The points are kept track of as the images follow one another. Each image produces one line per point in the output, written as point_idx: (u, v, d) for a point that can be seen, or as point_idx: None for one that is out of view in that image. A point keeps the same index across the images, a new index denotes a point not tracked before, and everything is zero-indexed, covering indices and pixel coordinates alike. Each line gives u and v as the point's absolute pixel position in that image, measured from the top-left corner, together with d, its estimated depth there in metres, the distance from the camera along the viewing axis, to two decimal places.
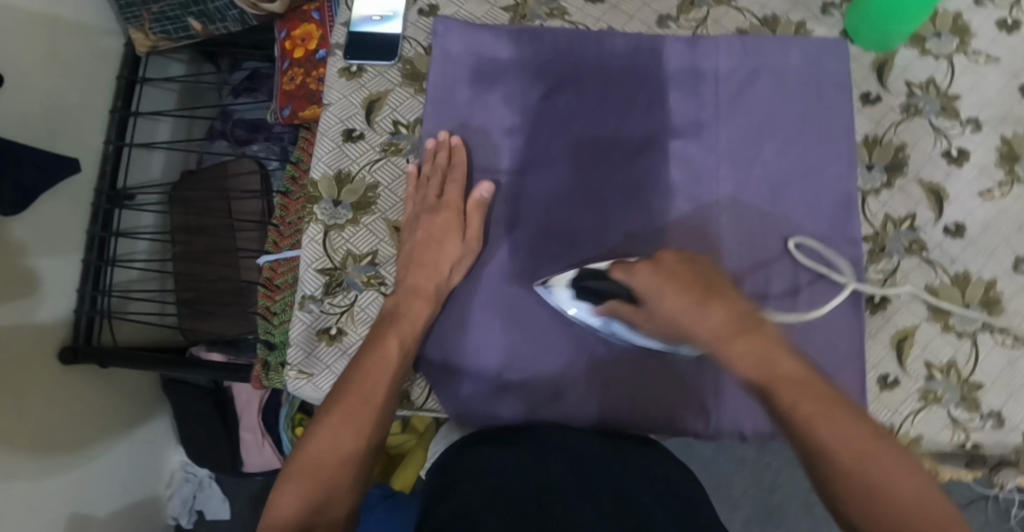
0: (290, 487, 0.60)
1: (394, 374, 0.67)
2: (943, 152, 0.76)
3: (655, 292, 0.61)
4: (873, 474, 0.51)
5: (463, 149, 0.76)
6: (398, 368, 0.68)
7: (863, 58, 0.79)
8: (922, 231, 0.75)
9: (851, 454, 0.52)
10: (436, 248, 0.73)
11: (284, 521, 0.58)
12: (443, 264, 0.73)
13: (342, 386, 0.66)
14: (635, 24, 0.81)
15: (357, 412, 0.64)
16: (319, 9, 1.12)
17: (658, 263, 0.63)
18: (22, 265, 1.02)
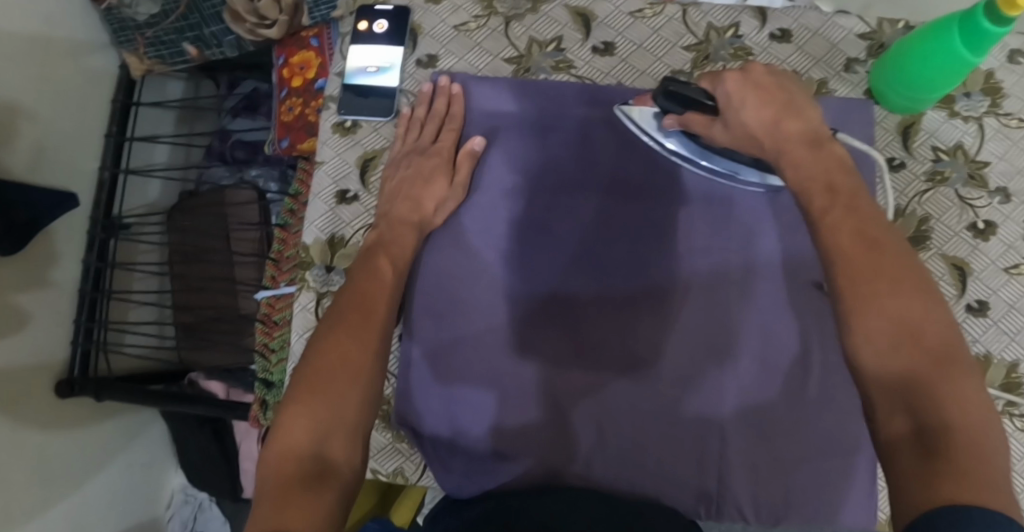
0: (299, 409, 0.58)
1: (388, 292, 0.68)
2: (968, 224, 0.72)
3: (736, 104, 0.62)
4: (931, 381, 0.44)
5: (462, 99, 0.76)
6: (392, 290, 0.69)
7: (889, 120, 0.74)
8: (943, 310, 0.71)
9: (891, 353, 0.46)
10: (420, 189, 0.73)
11: (294, 444, 0.56)
12: (427, 201, 0.73)
13: (340, 303, 0.66)
14: (646, 79, 0.76)
15: (360, 326, 0.64)
16: (318, 36, 1.07)
17: (748, 74, 0.62)
18: (14, 301, 0.99)
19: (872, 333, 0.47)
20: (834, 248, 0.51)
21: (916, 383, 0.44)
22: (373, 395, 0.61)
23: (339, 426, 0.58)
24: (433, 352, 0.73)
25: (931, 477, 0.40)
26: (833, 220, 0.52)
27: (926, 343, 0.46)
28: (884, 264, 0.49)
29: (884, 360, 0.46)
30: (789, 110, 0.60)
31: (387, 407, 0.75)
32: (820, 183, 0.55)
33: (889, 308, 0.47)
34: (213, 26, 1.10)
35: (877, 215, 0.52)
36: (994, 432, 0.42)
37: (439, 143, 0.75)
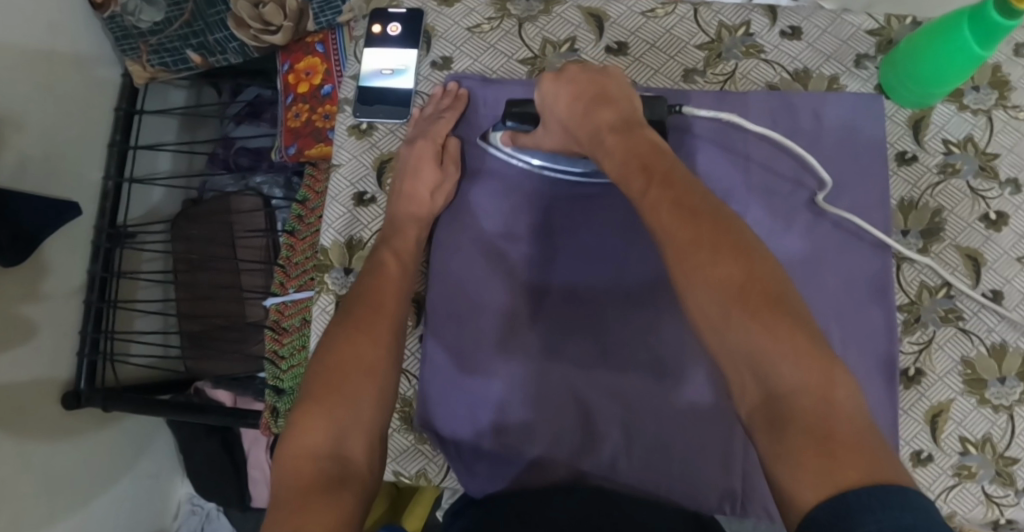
0: (317, 413, 0.57)
1: (402, 284, 0.69)
2: (980, 215, 0.73)
3: (554, 98, 0.67)
4: (771, 350, 0.47)
5: (466, 99, 0.76)
6: (405, 282, 0.69)
7: (899, 115, 0.75)
8: (958, 300, 0.72)
9: (735, 327, 0.48)
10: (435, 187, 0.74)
11: (312, 448, 0.55)
12: (427, 195, 0.73)
13: (355, 298, 0.67)
14: (660, 78, 0.77)
15: (373, 323, 0.64)
16: (323, 41, 1.09)
17: (560, 75, 0.67)
18: (18, 314, 0.99)
19: (705, 305, 0.50)
20: (664, 231, 0.53)
21: (758, 353, 0.47)
22: (390, 393, 0.62)
23: (355, 426, 0.58)
24: (454, 354, 0.73)
25: (795, 453, 0.44)
26: (654, 211, 0.54)
27: (755, 311, 0.48)
28: (703, 236, 0.51)
29: (727, 333, 0.49)
30: (603, 97, 0.64)
31: (408, 408, 0.74)
32: (636, 164, 0.58)
33: (717, 277, 0.50)
34: (217, 32, 1.09)
35: (690, 183, 0.55)
36: (840, 389, 0.46)
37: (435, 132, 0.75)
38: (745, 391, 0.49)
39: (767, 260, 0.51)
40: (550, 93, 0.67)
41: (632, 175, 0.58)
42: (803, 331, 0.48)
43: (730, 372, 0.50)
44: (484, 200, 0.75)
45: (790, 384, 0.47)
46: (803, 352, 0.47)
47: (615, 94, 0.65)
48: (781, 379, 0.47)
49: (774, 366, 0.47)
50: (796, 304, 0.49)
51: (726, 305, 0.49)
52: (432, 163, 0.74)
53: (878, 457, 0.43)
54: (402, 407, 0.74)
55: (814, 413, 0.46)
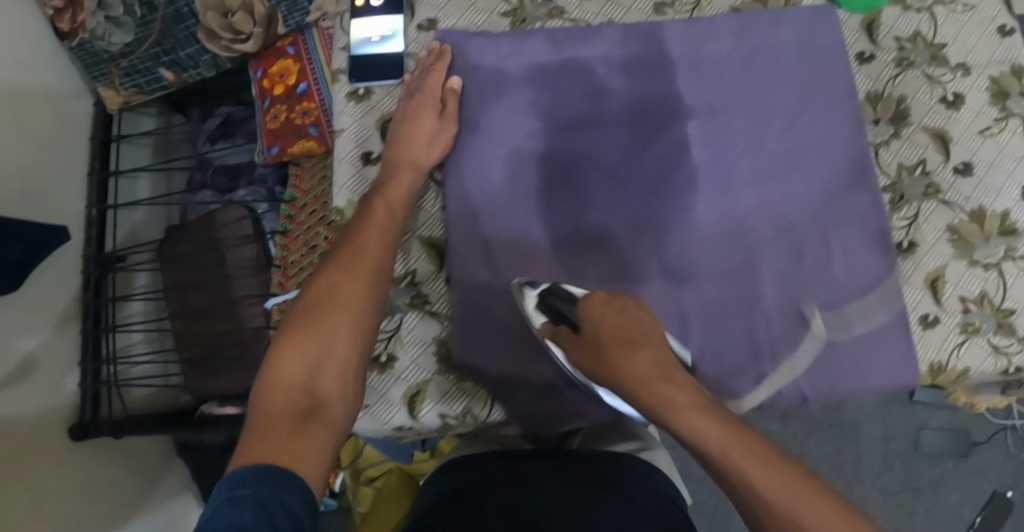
0: (293, 348, 0.59)
1: (387, 232, 0.70)
2: (940, 98, 0.80)
3: (594, 317, 0.64)
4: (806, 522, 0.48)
5: (451, 54, 0.80)
6: (390, 230, 0.71)
7: (852, 21, 0.82)
8: (935, 175, 0.78)
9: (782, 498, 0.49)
10: (424, 132, 0.76)
11: (287, 378, 0.57)
12: (420, 140, 0.76)
13: (338, 245, 0.69)
14: (633, 14, 0.83)
15: (356, 268, 0.66)
16: (294, 44, 1.12)
17: (610, 296, 0.65)
18: (14, 348, 0.97)
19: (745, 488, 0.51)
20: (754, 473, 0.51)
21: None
22: (369, 335, 0.63)
23: (330, 361, 0.60)
24: (482, 290, 0.75)
25: None
26: (745, 465, 0.51)
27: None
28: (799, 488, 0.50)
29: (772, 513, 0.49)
30: (630, 338, 0.62)
31: (444, 350, 0.75)
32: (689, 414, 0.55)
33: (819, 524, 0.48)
34: (188, 47, 1.12)
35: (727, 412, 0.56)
36: None
37: (427, 85, 0.79)
38: None
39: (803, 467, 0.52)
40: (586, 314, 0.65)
41: (733, 454, 0.52)
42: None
43: None
44: (485, 142, 0.78)
45: None
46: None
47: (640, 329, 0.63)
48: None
49: None
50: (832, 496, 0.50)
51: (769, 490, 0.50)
52: (429, 114, 0.77)
53: None
54: (438, 348, 0.75)
55: None
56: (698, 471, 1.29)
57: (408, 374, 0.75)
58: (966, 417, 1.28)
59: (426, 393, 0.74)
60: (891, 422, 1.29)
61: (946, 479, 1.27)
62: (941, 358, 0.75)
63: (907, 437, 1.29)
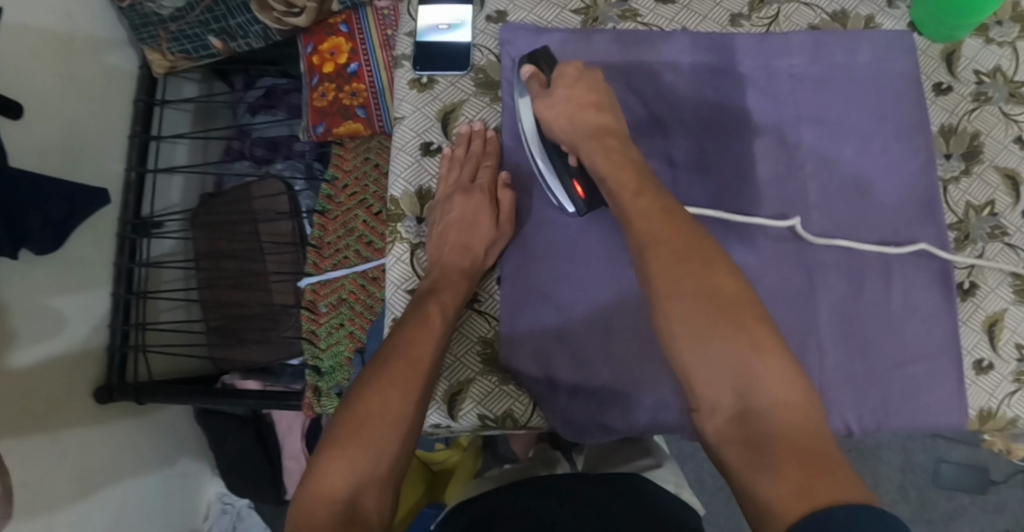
0: (338, 458, 0.57)
1: (437, 341, 0.67)
2: (1015, 138, 0.78)
3: (576, 90, 0.70)
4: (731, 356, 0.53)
5: (496, 141, 0.78)
6: (441, 336, 0.68)
7: (931, 50, 0.80)
8: (1002, 217, 0.76)
9: (690, 317, 0.55)
10: (470, 228, 0.73)
11: (331, 492, 0.56)
12: (476, 244, 0.73)
13: (388, 346, 0.66)
14: (708, 23, 0.81)
15: (405, 375, 0.63)
16: (347, 21, 1.09)
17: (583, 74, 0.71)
18: (47, 306, 0.97)
19: (677, 300, 0.56)
20: (657, 267, 0.57)
21: (747, 379, 0.52)
22: (409, 447, 0.61)
23: (373, 477, 0.58)
24: (532, 292, 0.74)
25: (775, 464, 0.48)
26: (673, 271, 0.57)
27: (719, 334, 0.54)
28: (684, 258, 0.57)
29: (694, 332, 0.55)
30: (600, 108, 0.70)
31: (491, 350, 0.75)
32: (625, 173, 0.65)
33: (686, 287, 0.56)
34: (239, 17, 1.09)
35: (687, 226, 0.59)
36: (776, 379, 0.52)
37: (480, 181, 0.76)
38: (714, 408, 0.53)
39: (723, 271, 0.57)
40: (563, 83, 0.71)
41: (672, 255, 0.57)
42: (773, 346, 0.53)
43: (699, 377, 0.54)
44: None
45: (753, 390, 0.52)
46: (771, 354, 0.53)
47: (611, 106, 0.70)
48: (760, 394, 0.52)
49: (745, 371, 0.52)
50: (753, 310, 0.55)
51: (697, 305, 0.55)
52: (487, 216, 0.74)
53: (831, 458, 0.48)
54: (483, 348, 0.75)
55: (773, 414, 0.51)
56: (712, 484, 1.28)
57: (452, 371, 0.74)
58: (988, 456, 1.27)
59: (468, 392, 0.74)
60: (910, 453, 1.28)
61: (960, 515, 1.26)
62: (990, 405, 0.73)
63: (926, 468, 1.28)
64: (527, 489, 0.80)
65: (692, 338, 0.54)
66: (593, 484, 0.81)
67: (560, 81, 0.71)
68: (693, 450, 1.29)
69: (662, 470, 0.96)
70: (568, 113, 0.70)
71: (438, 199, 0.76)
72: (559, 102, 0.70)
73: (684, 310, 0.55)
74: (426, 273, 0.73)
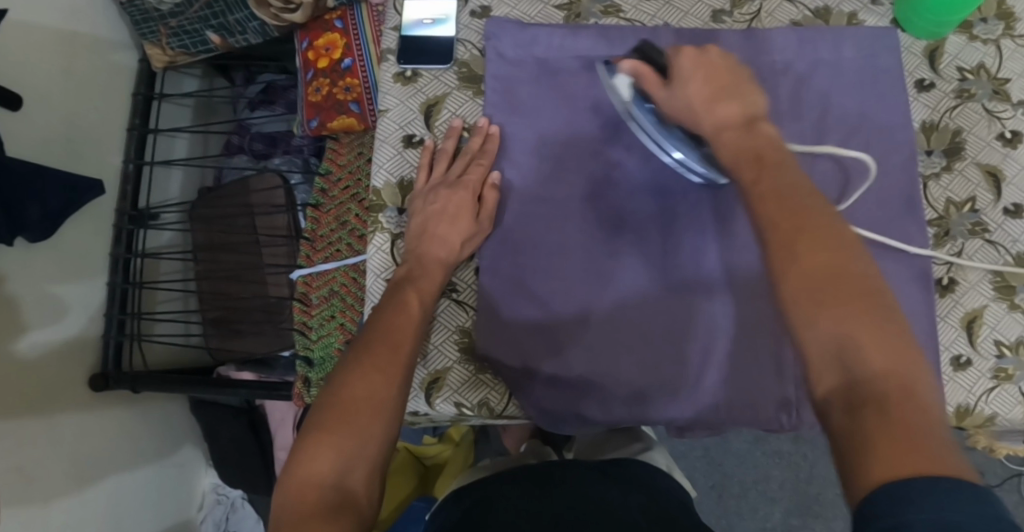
0: (323, 445, 0.57)
1: (417, 327, 0.68)
2: (998, 135, 0.77)
3: (687, 77, 0.62)
4: (855, 336, 0.48)
5: (497, 139, 0.77)
6: (421, 322, 0.68)
7: (915, 46, 0.80)
8: (983, 214, 0.76)
9: (815, 295, 0.50)
10: (450, 221, 0.74)
11: (317, 479, 0.56)
12: (455, 239, 0.73)
13: (369, 332, 0.66)
14: (690, 19, 0.82)
15: (386, 360, 0.63)
16: (342, 18, 1.11)
17: (703, 54, 0.63)
18: (48, 294, 1.00)
19: (806, 277, 0.50)
20: (776, 239, 0.52)
21: (870, 362, 0.47)
22: (395, 431, 0.61)
23: (360, 462, 0.58)
24: (512, 283, 0.75)
25: (872, 439, 0.44)
26: (801, 247, 0.51)
27: (851, 316, 0.48)
28: (809, 232, 0.52)
29: (815, 308, 0.49)
30: (731, 93, 0.61)
31: (468, 339, 0.76)
32: (750, 153, 0.58)
33: (811, 266, 0.50)
34: (237, 12, 1.11)
35: (816, 205, 0.53)
36: (911, 373, 0.46)
37: (467, 177, 0.76)
38: (821, 378, 0.49)
39: (858, 252, 0.51)
40: (682, 70, 0.62)
41: (797, 230, 0.52)
42: (897, 338, 0.48)
43: (813, 356, 0.49)
44: (524, 135, 0.78)
45: (869, 372, 0.47)
46: (891, 344, 0.47)
47: (746, 87, 0.62)
48: (866, 365, 0.47)
49: (865, 353, 0.47)
50: (884, 298, 0.50)
51: (822, 285, 0.50)
52: (468, 215, 0.74)
53: (939, 438, 0.43)
54: (461, 337, 0.76)
55: (895, 395, 0.45)
56: (703, 483, 1.28)
57: (429, 359, 0.75)
58: (982, 460, 1.26)
59: (445, 380, 0.75)
60: None
61: None
62: (968, 402, 0.73)
63: None
64: (532, 479, 0.77)
65: (820, 314, 0.49)
66: (603, 476, 0.79)
67: (677, 69, 0.63)
68: (684, 448, 1.29)
69: (653, 453, 0.96)
70: (691, 107, 0.62)
71: (417, 190, 0.77)
72: (680, 96, 0.62)
73: (802, 289, 0.50)
74: (403, 261, 0.74)
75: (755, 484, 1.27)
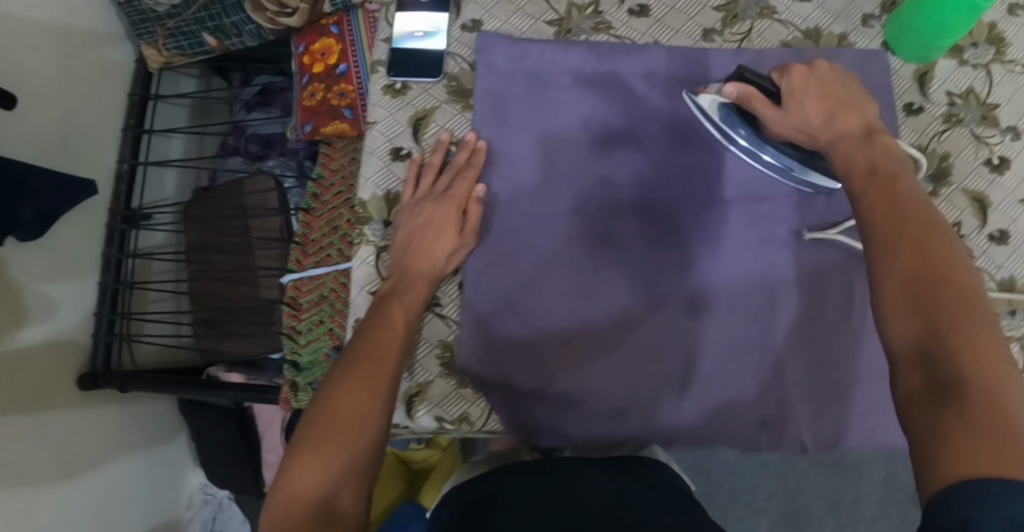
0: (310, 461, 0.58)
1: (403, 342, 0.68)
2: (985, 160, 0.78)
3: (800, 95, 0.65)
4: (950, 337, 0.48)
5: (484, 153, 0.77)
6: (406, 337, 0.69)
7: (905, 69, 0.80)
8: (968, 239, 0.76)
9: (918, 298, 0.51)
10: (434, 235, 0.74)
11: (305, 493, 0.56)
12: (440, 252, 0.74)
13: (353, 349, 0.67)
14: (681, 38, 0.82)
15: (371, 375, 0.64)
16: (338, 23, 1.11)
17: (813, 71, 0.66)
18: (35, 292, 1.00)
19: (908, 280, 0.52)
20: (884, 243, 0.54)
21: (969, 364, 0.46)
22: (381, 446, 0.62)
23: (347, 476, 0.58)
24: (495, 298, 0.75)
25: (951, 435, 0.44)
26: (905, 252, 0.53)
27: (953, 317, 0.49)
28: (918, 237, 0.53)
29: (916, 308, 0.50)
30: (847, 108, 0.64)
31: (450, 354, 0.76)
32: (863, 166, 0.60)
33: (914, 270, 0.52)
34: (234, 15, 1.11)
35: (929, 215, 0.55)
36: (1007, 375, 0.46)
37: (453, 191, 0.75)
38: (908, 378, 0.49)
39: (962, 256, 0.53)
40: (792, 88, 0.65)
41: (909, 236, 0.54)
42: (990, 338, 0.47)
43: (902, 357, 0.50)
44: (510, 149, 0.78)
45: (957, 370, 0.46)
46: (990, 348, 0.47)
47: (855, 103, 0.65)
48: (956, 364, 0.47)
49: (959, 353, 0.47)
50: (984, 305, 0.50)
51: (925, 289, 0.51)
52: (452, 230, 0.74)
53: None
54: (443, 351, 0.76)
55: (982, 397, 0.45)
56: None
57: (411, 373, 0.75)
58: None
59: (427, 394, 0.75)
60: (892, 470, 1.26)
61: None
62: None
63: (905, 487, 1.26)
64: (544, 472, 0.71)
65: (922, 315, 0.50)
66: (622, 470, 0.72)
67: (787, 88, 0.65)
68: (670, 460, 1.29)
69: None
70: (808, 126, 0.65)
71: (403, 204, 0.77)
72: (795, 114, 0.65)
73: (905, 293, 0.51)
74: (389, 276, 0.74)
75: (741, 495, 1.27)
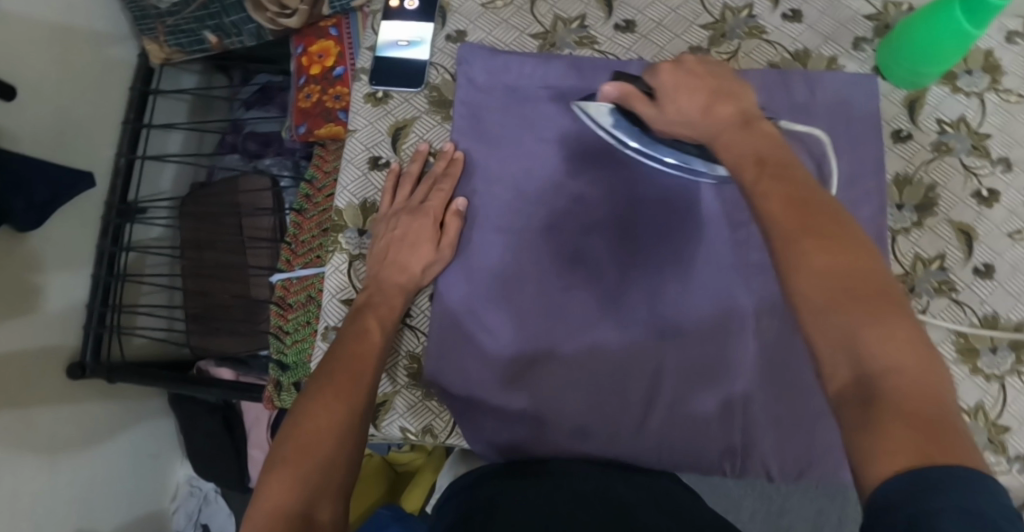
0: (286, 474, 0.57)
1: (378, 356, 0.68)
2: (973, 192, 0.76)
3: (670, 90, 0.63)
4: (867, 342, 0.43)
5: (461, 163, 0.77)
6: (381, 351, 0.69)
7: (895, 95, 0.78)
8: (952, 272, 0.74)
9: (822, 297, 0.46)
10: (409, 249, 0.74)
11: (281, 507, 0.55)
12: (415, 264, 0.74)
13: (327, 363, 0.67)
14: (666, 55, 0.81)
15: (346, 389, 0.64)
16: (337, 25, 1.12)
17: (681, 65, 0.63)
18: (27, 282, 1.01)
19: (811, 281, 0.46)
20: (782, 240, 0.49)
21: (904, 365, 0.42)
22: (357, 461, 0.61)
23: (323, 489, 0.57)
24: (466, 311, 0.75)
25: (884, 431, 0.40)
26: (806, 246, 0.47)
27: (860, 315, 0.44)
28: (813, 228, 0.48)
29: (820, 308, 0.45)
30: (722, 95, 0.61)
31: (417, 365, 0.77)
32: (749, 157, 0.55)
33: (818, 266, 0.47)
34: (233, 15, 1.12)
35: (830, 206, 0.50)
36: (930, 375, 0.42)
37: (429, 204, 0.76)
38: (835, 372, 0.44)
39: (865, 246, 0.48)
40: (665, 88, 0.63)
41: (800, 229, 0.49)
42: (917, 331, 0.44)
43: (824, 357, 0.45)
44: (488, 162, 0.78)
45: (876, 366, 0.43)
46: (910, 348, 0.43)
47: (733, 89, 0.61)
48: (873, 361, 0.43)
49: (877, 352, 0.43)
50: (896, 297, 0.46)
51: (835, 290, 0.45)
52: (427, 244, 0.74)
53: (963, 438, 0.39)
54: (410, 363, 0.77)
55: (907, 393, 0.41)
56: None
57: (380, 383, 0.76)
58: None
59: (392, 404, 0.76)
60: None
61: None
62: None
63: None
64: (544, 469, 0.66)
65: (830, 316, 0.45)
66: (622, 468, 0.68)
67: (661, 88, 0.63)
68: None
69: None
70: (688, 121, 0.62)
71: (379, 215, 0.78)
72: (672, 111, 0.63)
73: (813, 290, 0.46)
74: (364, 286, 0.75)
75: None
